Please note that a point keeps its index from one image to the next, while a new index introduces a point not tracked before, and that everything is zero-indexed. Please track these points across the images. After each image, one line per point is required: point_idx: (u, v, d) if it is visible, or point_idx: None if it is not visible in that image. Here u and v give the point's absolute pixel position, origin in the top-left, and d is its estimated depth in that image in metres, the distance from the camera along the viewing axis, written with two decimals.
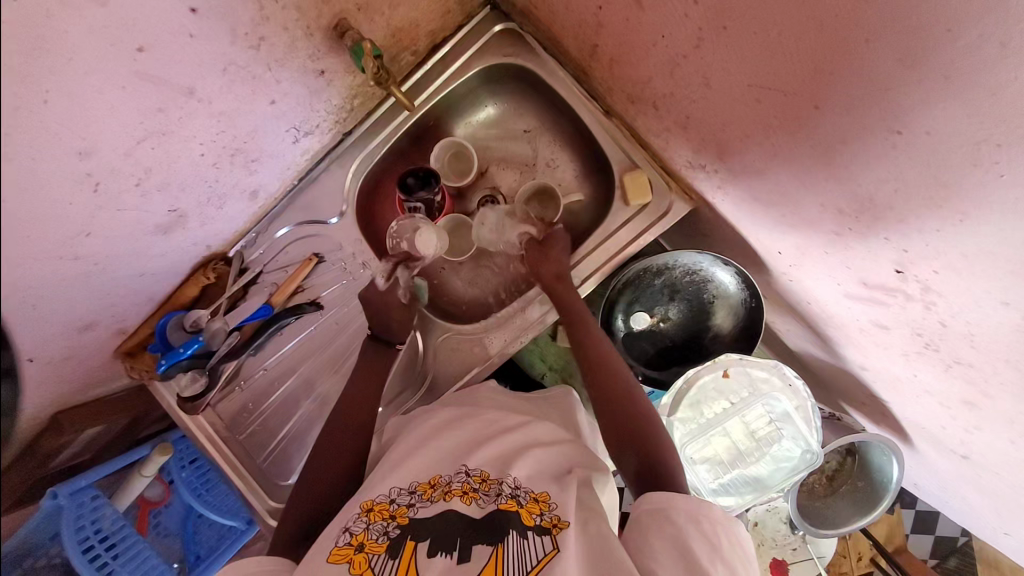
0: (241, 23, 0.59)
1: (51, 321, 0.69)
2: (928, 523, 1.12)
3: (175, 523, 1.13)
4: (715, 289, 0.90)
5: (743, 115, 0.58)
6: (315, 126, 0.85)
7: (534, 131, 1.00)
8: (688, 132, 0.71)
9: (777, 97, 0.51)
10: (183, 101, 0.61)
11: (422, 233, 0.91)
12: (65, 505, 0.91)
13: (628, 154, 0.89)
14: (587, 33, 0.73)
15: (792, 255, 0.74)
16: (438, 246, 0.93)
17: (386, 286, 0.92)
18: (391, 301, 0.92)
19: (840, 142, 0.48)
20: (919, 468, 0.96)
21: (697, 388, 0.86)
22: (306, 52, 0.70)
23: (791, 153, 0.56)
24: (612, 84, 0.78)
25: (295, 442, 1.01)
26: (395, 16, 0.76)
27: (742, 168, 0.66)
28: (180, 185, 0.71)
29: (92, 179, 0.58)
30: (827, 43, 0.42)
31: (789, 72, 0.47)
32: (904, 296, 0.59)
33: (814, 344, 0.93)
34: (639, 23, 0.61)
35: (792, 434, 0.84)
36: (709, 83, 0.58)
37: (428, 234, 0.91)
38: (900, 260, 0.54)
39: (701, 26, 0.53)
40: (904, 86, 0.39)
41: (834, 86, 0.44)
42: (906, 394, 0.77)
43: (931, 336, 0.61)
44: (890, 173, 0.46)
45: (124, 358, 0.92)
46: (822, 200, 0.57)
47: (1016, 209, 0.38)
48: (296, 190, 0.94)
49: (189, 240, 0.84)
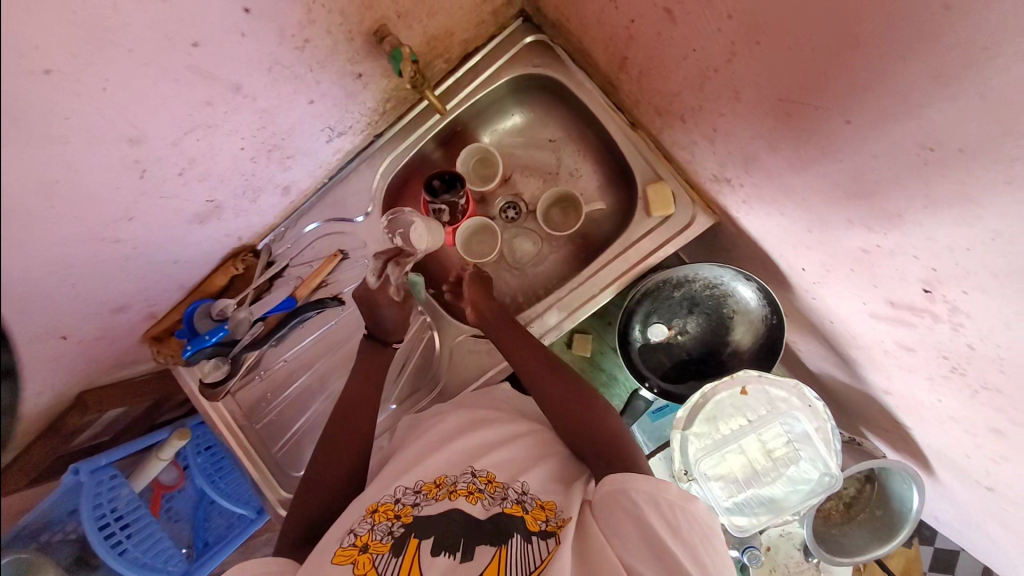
0: (288, 25, 0.62)
1: (88, 301, 0.73)
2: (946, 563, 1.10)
3: (187, 508, 1.15)
4: (735, 304, 0.89)
5: (773, 129, 0.58)
6: (349, 127, 0.88)
7: (559, 141, 1.01)
8: (715, 145, 0.71)
9: (808, 112, 0.51)
10: (229, 97, 0.64)
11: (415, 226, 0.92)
12: (84, 482, 0.92)
13: (653, 166, 0.90)
14: (617, 46, 0.74)
15: (816, 273, 0.73)
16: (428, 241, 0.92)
17: (376, 284, 0.88)
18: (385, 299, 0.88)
19: (870, 158, 0.48)
20: (942, 501, 0.93)
21: (714, 403, 0.85)
22: (347, 55, 0.73)
23: (819, 167, 0.56)
24: (639, 96, 0.80)
25: (309, 434, 1.03)
26: (432, 25, 0.79)
27: (768, 181, 0.67)
28: (219, 177, 0.74)
29: (140, 166, 0.61)
30: (862, 58, 0.42)
31: (821, 87, 0.48)
32: (932, 317, 0.58)
33: (836, 366, 0.91)
34: (671, 37, 0.62)
35: (810, 455, 0.82)
36: (739, 96, 0.59)
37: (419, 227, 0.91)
38: (928, 278, 0.53)
39: (734, 41, 0.53)
40: (939, 103, 0.39)
41: (867, 101, 0.44)
42: (930, 419, 0.76)
43: (958, 360, 0.59)
44: (920, 190, 0.46)
45: (151, 343, 0.96)
46: (849, 215, 0.57)
47: None
48: (325, 188, 0.97)
49: (222, 230, 0.87)
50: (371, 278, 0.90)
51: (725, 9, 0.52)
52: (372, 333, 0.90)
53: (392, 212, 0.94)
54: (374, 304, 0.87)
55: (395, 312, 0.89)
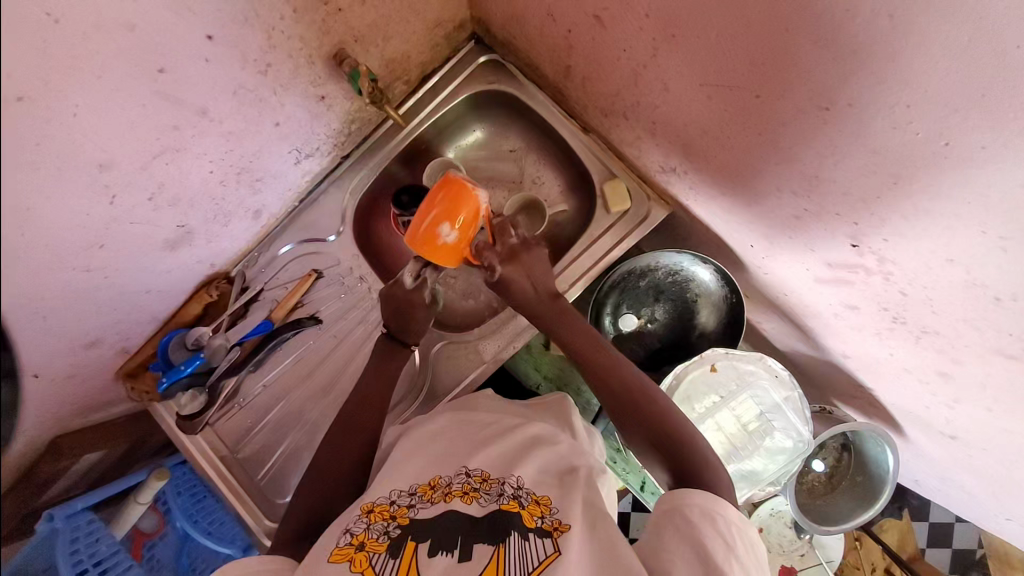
0: (251, 51, 0.66)
1: (58, 333, 0.73)
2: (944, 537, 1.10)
3: (169, 556, 1.09)
4: (697, 288, 0.94)
5: (700, 113, 0.64)
6: (315, 149, 0.91)
7: (520, 151, 1.07)
8: (657, 137, 0.77)
9: (725, 92, 0.57)
10: (197, 121, 0.67)
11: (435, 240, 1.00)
12: (60, 528, 0.90)
13: (607, 166, 0.96)
14: (560, 55, 0.80)
15: (763, 248, 0.78)
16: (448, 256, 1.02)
17: (413, 284, 0.89)
18: (417, 301, 0.90)
19: (782, 126, 0.54)
20: (915, 461, 0.96)
21: (687, 384, 0.88)
22: (309, 79, 0.78)
23: (744, 142, 0.61)
24: (586, 100, 0.86)
25: (294, 458, 1.01)
26: (388, 48, 0.85)
27: (707, 164, 0.72)
28: (190, 202, 0.77)
29: (110, 191, 0.64)
30: (757, 37, 0.48)
31: (731, 68, 0.54)
32: (865, 271, 0.63)
33: (797, 339, 0.96)
34: (603, 40, 0.68)
35: (782, 424, 0.86)
36: (668, 87, 0.65)
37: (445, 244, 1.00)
38: (854, 233, 0.59)
39: (655, 36, 0.59)
40: (824, 67, 0.45)
41: (768, 75, 0.50)
42: (887, 376, 0.80)
43: (896, 308, 0.64)
44: (829, 149, 0.51)
45: (125, 379, 0.95)
46: (779, 183, 0.62)
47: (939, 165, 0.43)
48: (296, 211, 1.00)
49: (194, 257, 0.88)
50: (406, 278, 0.90)
51: (643, 9, 0.58)
52: (392, 334, 0.91)
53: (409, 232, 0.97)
54: (410, 305, 0.89)
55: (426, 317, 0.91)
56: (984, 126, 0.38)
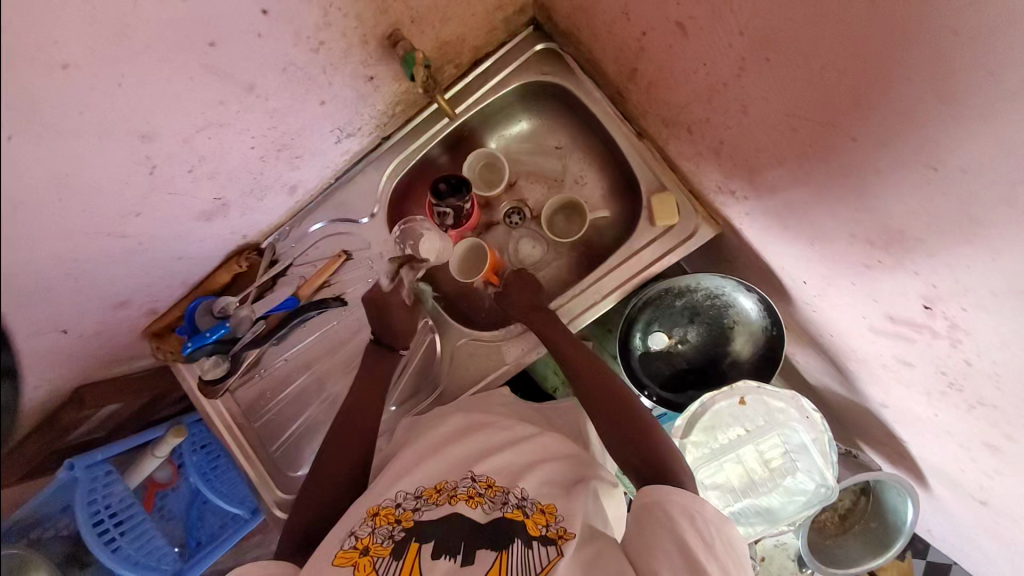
0: (305, 28, 0.62)
1: (89, 293, 0.73)
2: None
3: (180, 507, 1.14)
4: (736, 315, 0.90)
5: (779, 144, 0.59)
6: (358, 129, 0.88)
7: (566, 148, 1.02)
8: (721, 158, 0.72)
9: (814, 127, 0.52)
10: (243, 96, 0.64)
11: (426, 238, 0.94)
12: (79, 477, 0.91)
13: (657, 176, 0.91)
14: (627, 56, 0.75)
15: (817, 285, 0.74)
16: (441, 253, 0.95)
17: (390, 286, 0.93)
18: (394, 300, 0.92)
19: (873, 174, 0.49)
20: (935, 515, 0.94)
21: (712, 412, 0.85)
22: (360, 58, 0.73)
23: (824, 183, 0.57)
24: (647, 106, 0.80)
25: (309, 433, 1.02)
26: (444, 31, 0.80)
27: (773, 194, 0.67)
28: (228, 175, 0.74)
29: (151, 162, 0.62)
30: (868, 78, 0.43)
31: (828, 105, 0.49)
32: (931, 333, 0.59)
33: (832, 377, 0.93)
34: (682, 50, 0.63)
35: (806, 465, 0.83)
36: (748, 111, 0.60)
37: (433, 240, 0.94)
38: (928, 295, 0.54)
39: (745, 56, 0.54)
40: (941, 124, 0.40)
41: (870, 120, 0.46)
42: (924, 433, 0.77)
43: (956, 375, 0.60)
44: (922, 209, 0.47)
45: (151, 338, 0.96)
46: (852, 230, 0.58)
47: None
48: (332, 189, 0.98)
49: (228, 228, 0.87)
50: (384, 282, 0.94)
51: (736, 27, 0.53)
52: (378, 338, 0.92)
53: (405, 221, 0.96)
54: (386, 303, 0.91)
55: (404, 316, 0.92)
56: None
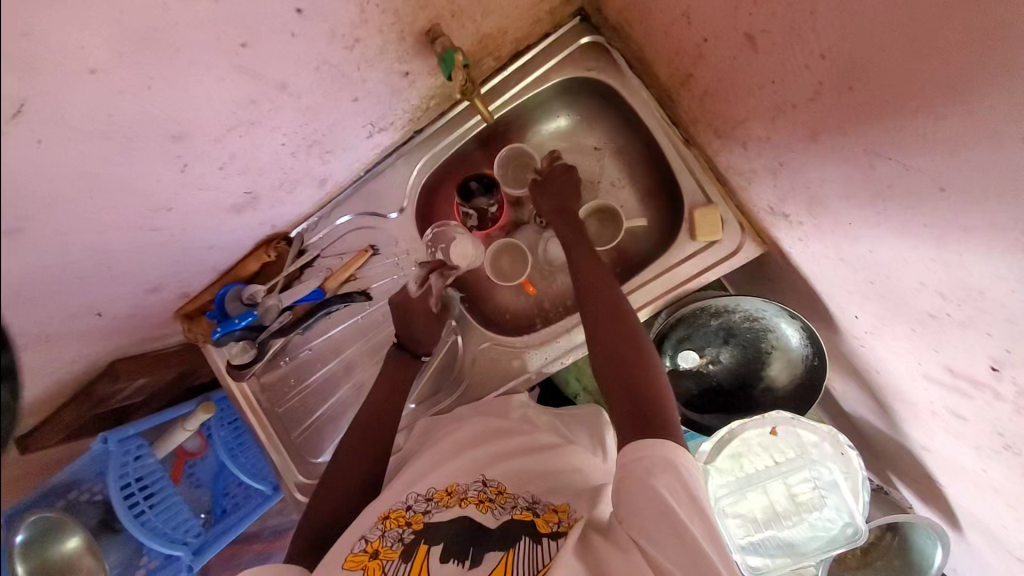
0: (340, 25, 0.58)
1: (122, 283, 0.73)
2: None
3: (207, 475, 1.18)
4: (775, 340, 0.85)
5: (851, 177, 0.53)
6: (390, 124, 0.84)
7: (604, 150, 0.97)
8: (778, 179, 0.67)
9: (897, 168, 0.46)
10: (275, 95, 0.61)
11: (459, 243, 0.94)
12: (113, 451, 0.98)
13: (703, 188, 0.85)
14: (683, 61, 0.68)
15: (871, 322, 0.69)
16: (471, 258, 0.95)
17: (418, 291, 0.91)
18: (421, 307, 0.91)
19: (959, 229, 0.43)
20: (966, 560, 0.89)
21: (741, 440, 0.82)
22: (396, 55, 0.69)
23: (899, 227, 0.51)
24: (699, 115, 0.74)
25: (330, 422, 1.04)
26: (486, 24, 0.75)
27: (833, 225, 0.62)
28: (259, 171, 0.73)
29: (182, 160, 0.60)
30: (971, 126, 0.37)
31: (919, 148, 0.43)
32: (995, 394, 0.54)
33: (871, 411, 0.88)
34: (748, 63, 0.57)
35: (836, 503, 0.80)
36: (818, 138, 0.54)
37: (465, 244, 0.94)
38: (998, 357, 0.49)
39: (824, 81, 0.48)
40: None
41: (967, 171, 0.40)
42: (969, 484, 0.72)
43: (1014, 440, 0.56)
44: (1010, 275, 0.41)
45: (182, 320, 0.97)
46: (922, 277, 0.52)
47: None
48: (362, 181, 0.95)
49: (258, 219, 0.86)
50: (412, 286, 0.92)
51: (819, 47, 0.47)
52: (400, 343, 0.89)
53: (439, 224, 0.96)
54: (411, 309, 0.89)
55: (428, 322, 0.90)
56: None
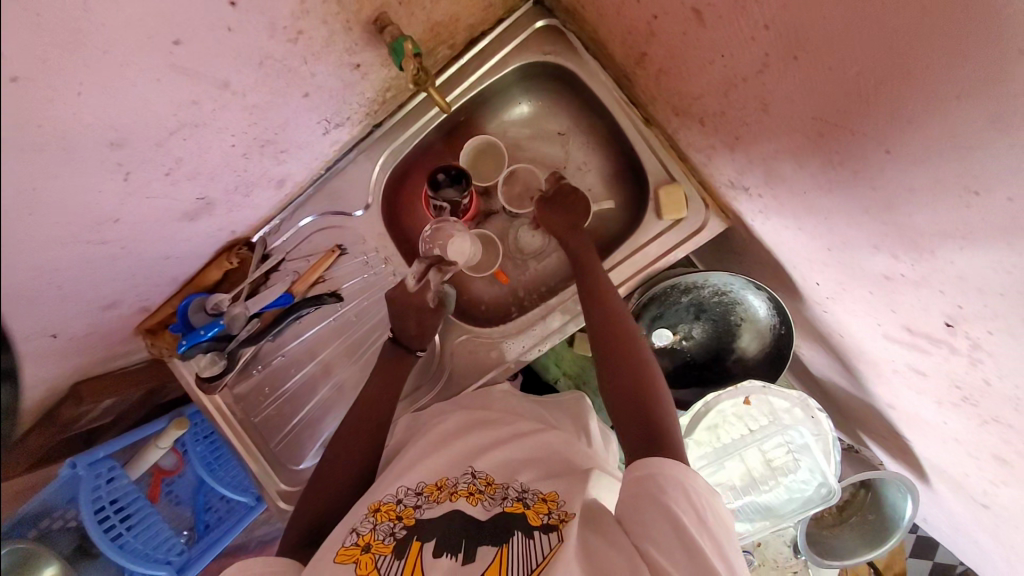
0: (281, 17, 0.56)
1: (73, 301, 0.70)
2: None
3: (187, 492, 1.15)
4: (743, 312, 0.87)
5: (801, 146, 0.54)
6: (346, 119, 0.82)
7: (568, 134, 0.96)
8: (735, 153, 0.67)
9: (844, 135, 0.47)
10: (218, 94, 0.59)
11: (456, 239, 0.91)
12: (83, 475, 0.94)
13: (665, 167, 0.86)
14: (636, 40, 0.68)
15: (831, 289, 0.71)
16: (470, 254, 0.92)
17: (415, 286, 0.88)
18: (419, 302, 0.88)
19: (906, 192, 0.45)
20: (932, 507, 0.94)
21: (716, 412, 0.84)
22: (344, 46, 0.67)
23: (848, 192, 0.53)
24: (657, 94, 0.74)
25: (310, 428, 1.02)
26: (436, 11, 0.73)
27: (789, 196, 0.63)
28: (210, 174, 0.70)
29: (123, 168, 0.57)
30: (911, 91, 0.39)
31: (862, 115, 0.44)
32: (950, 349, 0.56)
33: (838, 373, 0.91)
34: (697, 39, 0.57)
35: (809, 465, 0.82)
36: (768, 109, 0.55)
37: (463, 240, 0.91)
38: (952, 313, 0.51)
39: (769, 52, 0.49)
40: (988, 147, 0.36)
41: (911, 134, 0.41)
42: (932, 436, 0.76)
43: (971, 391, 0.58)
44: (958, 230, 0.43)
45: (144, 335, 0.93)
46: (875, 240, 0.54)
47: None
48: (323, 180, 0.93)
49: (215, 225, 0.83)
50: (410, 280, 0.89)
51: (762, 18, 0.47)
52: (394, 338, 0.87)
53: (435, 221, 0.92)
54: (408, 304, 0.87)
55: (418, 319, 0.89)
56: None
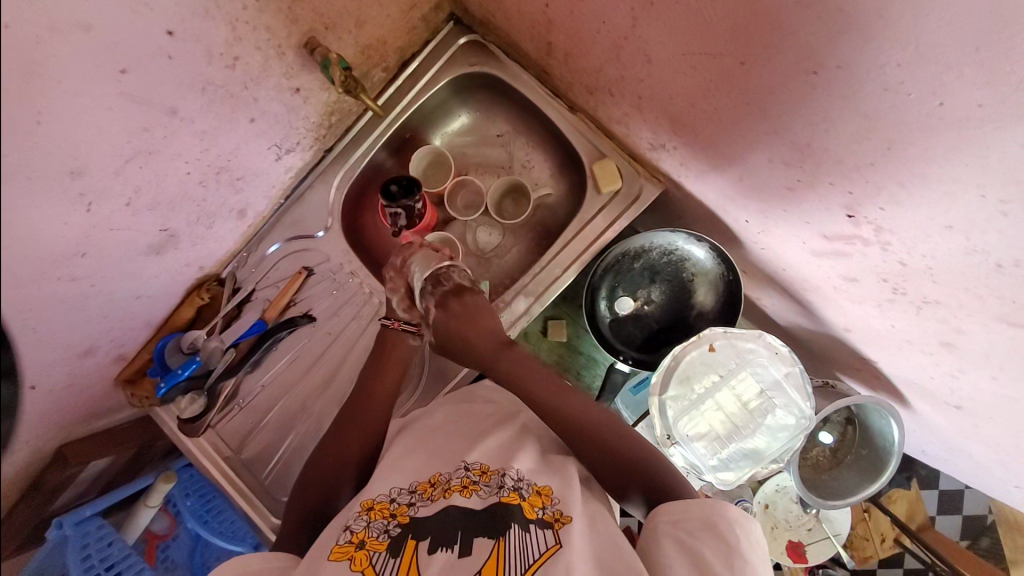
0: (216, 44, 0.65)
1: (52, 345, 0.71)
2: (954, 503, 1.01)
3: (183, 556, 1.08)
4: (693, 268, 0.93)
5: (685, 84, 0.62)
6: (296, 143, 0.91)
7: (507, 135, 1.05)
8: (644, 112, 0.75)
9: (709, 60, 0.55)
10: (167, 121, 0.66)
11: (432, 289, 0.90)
12: (71, 535, 0.88)
13: (595, 144, 0.94)
14: (540, 32, 0.78)
15: (758, 223, 0.76)
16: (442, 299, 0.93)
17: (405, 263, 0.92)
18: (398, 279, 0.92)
19: (770, 94, 0.53)
20: (922, 432, 0.93)
21: (686, 364, 0.87)
22: (281, 70, 0.77)
23: (734, 114, 0.60)
24: (570, 79, 0.83)
25: (292, 459, 0.99)
26: (363, 34, 0.83)
27: (695, 137, 0.70)
28: (170, 204, 0.75)
29: (86, 199, 0.62)
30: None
31: (713, 34, 0.52)
32: (863, 242, 0.61)
33: (798, 314, 0.93)
34: (580, 12, 0.66)
35: (784, 401, 0.85)
36: (651, 58, 0.63)
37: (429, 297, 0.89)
38: (849, 203, 0.57)
39: (633, 6, 0.58)
40: (808, 27, 0.44)
41: (751, 42, 0.49)
42: (890, 348, 0.77)
43: (896, 279, 0.62)
44: (817, 115, 0.51)
45: (125, 386, 0.94)
46: (770, 154, 0.61)
47: (947, 124, 0.42)
48: (284, 208, 0.98)
49: (182, 260, 0.87)
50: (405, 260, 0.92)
51: None
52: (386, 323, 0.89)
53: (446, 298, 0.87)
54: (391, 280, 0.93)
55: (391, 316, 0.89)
56: (979, 81, 0.37)
